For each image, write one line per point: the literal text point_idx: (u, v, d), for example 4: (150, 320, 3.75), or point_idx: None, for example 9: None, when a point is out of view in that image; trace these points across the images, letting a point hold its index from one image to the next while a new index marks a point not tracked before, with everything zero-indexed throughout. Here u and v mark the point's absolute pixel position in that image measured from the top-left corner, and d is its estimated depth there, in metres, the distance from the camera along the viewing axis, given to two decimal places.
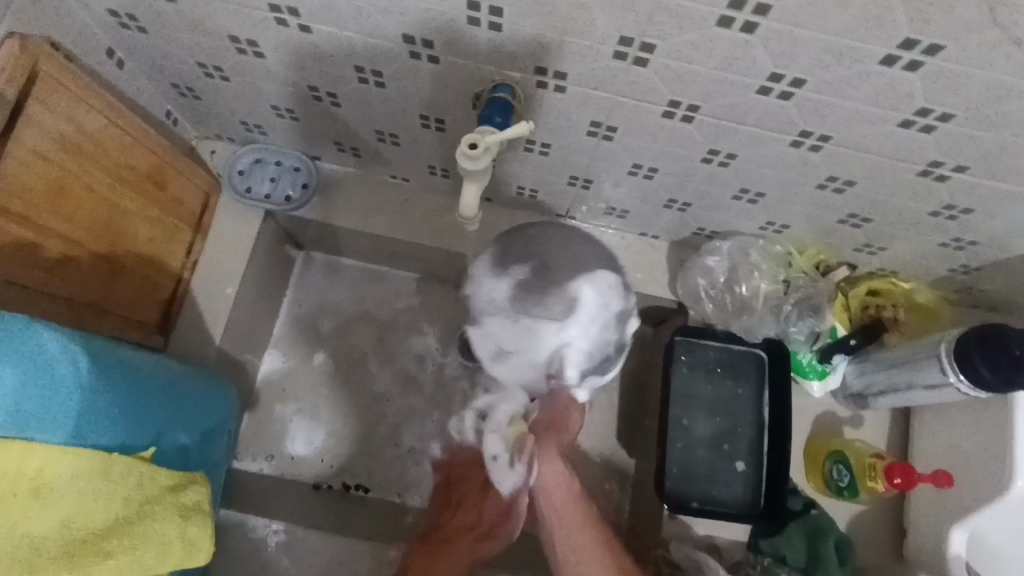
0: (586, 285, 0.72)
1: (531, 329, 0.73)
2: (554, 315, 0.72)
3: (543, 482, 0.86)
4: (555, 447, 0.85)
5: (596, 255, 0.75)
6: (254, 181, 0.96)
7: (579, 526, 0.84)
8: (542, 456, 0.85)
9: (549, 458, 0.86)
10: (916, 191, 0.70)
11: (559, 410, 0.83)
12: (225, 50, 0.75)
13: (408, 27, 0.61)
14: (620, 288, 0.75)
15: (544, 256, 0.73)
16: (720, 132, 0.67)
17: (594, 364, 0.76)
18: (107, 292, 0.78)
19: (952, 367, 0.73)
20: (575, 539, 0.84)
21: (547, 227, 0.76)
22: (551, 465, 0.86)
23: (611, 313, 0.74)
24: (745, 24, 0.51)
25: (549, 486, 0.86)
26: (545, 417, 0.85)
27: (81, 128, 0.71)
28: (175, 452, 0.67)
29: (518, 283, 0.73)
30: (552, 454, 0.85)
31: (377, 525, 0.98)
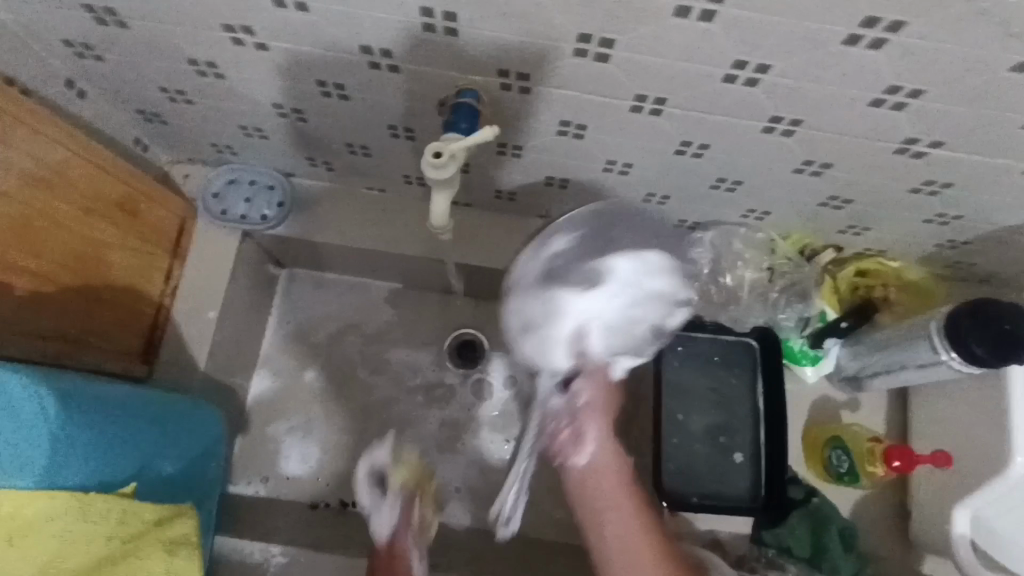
0: (623, 257, 0.66)
1: (558, 300, 0.66)
2: (580, 284, 0.65)
3: (594, 471, 0.71)
4: (600, 426, 0.71)
5: (633, 235, 0.69)
6: (230, 202, 0.96)
7: (628, 511, 0.71)
8: (590, 443, 0.71)
9: (597, 439, 0.72)
10: (895, 170, 0.69)
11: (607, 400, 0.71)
12: (186, 73, 0.74)
13: (365, 39, 0.60)
14: (667, 267, 0.68)
15: (578, 230, 0.69)
16: (691, 123, 0.66)
17: (623, 341, 0.68)
18: (84, 325, 0.77)
19: (943, 345, 0.72)
20: (631, 533, 0.70)
21: (598, 205, 0.71)
22: (601, 449, 0.72)
23: (654, 294, 0.67)
24: (702, 13, 0.50)
25: (602, 476, 0.71)
26: (592, 402, 0.70)
27: (44, 161, 0.70)
28: (161, 484, 0.66)
29: (556, 259, 0.68)
30: (603, 442, 0.72)
31: None
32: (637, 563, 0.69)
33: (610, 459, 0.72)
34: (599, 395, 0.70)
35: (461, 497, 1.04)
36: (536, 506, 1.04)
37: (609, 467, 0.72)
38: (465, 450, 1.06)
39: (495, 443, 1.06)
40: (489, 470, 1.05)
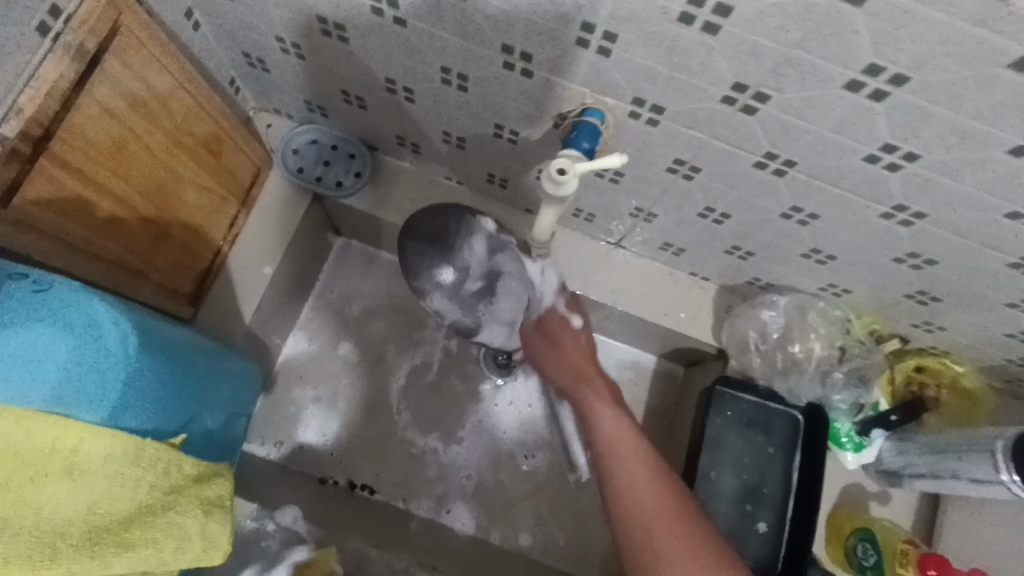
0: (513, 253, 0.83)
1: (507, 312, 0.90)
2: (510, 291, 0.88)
3: (580, 402, 0.86)
4: (572, 360, 0.88)
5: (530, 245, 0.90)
6: (307, 162, 0.95)
7: (620, 443, 0.80)
8: (561, 374, 0.88)
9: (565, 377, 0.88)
10: (999, 281, 0.68)
11: (555, 335, 0.89)
12: (309, 29, 0.72)
13: (510, 38, 0.59)
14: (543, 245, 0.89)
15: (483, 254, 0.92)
16: (811, 191, 0.64)
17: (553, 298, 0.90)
18: (150, 257, 0.76)
19: (1006, 466, 0.71)
20: (628, 465, 0.78)
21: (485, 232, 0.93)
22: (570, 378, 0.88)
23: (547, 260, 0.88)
24: (874, 91, 0.48)
25: (587, 404, 0.85)
26: (556, 342, 0.89)
27: (151, 88, 0.68)
28: (199, 437, 0.65)
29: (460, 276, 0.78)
30: (574, 375, 0.87)
31: (380, 531, 0.95)
32: (627, 470, 0.78)
33: (586, 391, 0.86)
34: (550, 337, 0.89)
35: (470, 503, 1.02)
36: (542, 528, 1.02)
37: (586, 395, 0.85)
38: (482, 456, 1.04)
39: (514, 456, 1.05)
40: (502, 481, 1.03)
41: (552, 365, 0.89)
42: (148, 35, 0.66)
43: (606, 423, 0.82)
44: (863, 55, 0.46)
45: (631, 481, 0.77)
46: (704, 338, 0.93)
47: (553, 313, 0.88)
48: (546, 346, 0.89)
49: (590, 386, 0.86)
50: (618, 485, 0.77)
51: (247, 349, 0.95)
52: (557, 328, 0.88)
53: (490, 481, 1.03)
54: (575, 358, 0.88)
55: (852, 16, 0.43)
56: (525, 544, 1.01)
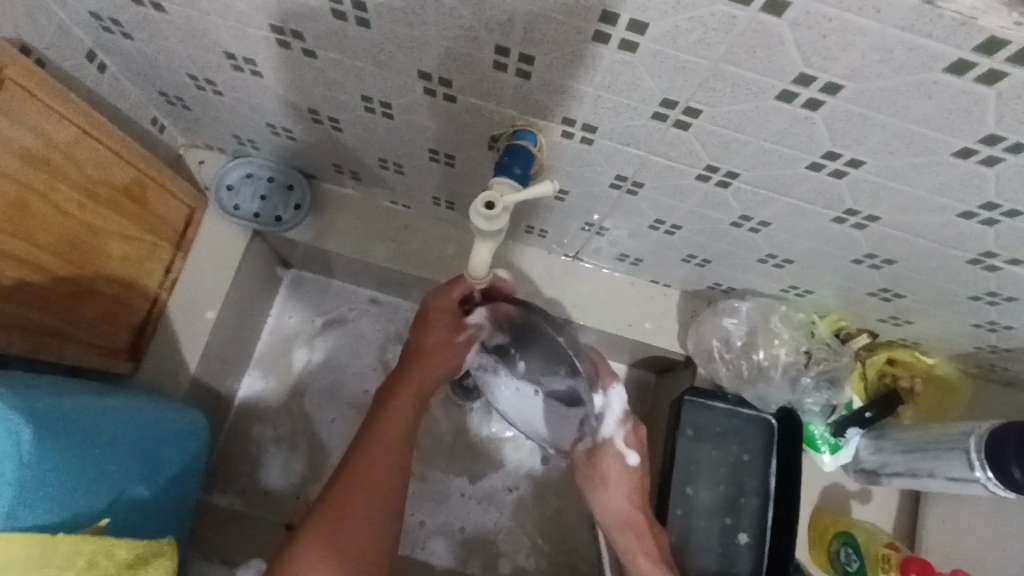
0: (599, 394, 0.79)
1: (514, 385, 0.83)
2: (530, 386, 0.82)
3: (624, 550, 0.79)
4: (618, 495, 0.80)
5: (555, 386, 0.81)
6: (242, 198, 0.89)
7: None
8: (607, 515, 0.81)
9: (608, 508, 0.81)
10: (959, 277, 0.66)
11: (600, 468, 0.80)
12: (221, 65, 0.68)
13: (424, 64, 0.55)
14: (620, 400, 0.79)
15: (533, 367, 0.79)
16: (758, 200, 0.61)
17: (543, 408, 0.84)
18: (74, 318, 0.71)
19: (981, 463, 0.69)
20: None
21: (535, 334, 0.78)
22: (617, 515, 0.80)
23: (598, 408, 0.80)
24: (808, 100, 0.45)
25: (631, 555, 0.78)
26: (604, 473, 0.80)
27: (50, 140, 0.63)
28: (130, 511, 0.61)
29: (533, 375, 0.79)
30: (618, 518, 0.80)
31: None
32: None
33: (633, 540, 0.79)
34: (597, 468, 0.81)
35: (448, 535, 0.99)
36: (522, 553, 0.99)
37: (630, 545, 0.78)
38: (457, 485, 1.00)
39: (489, 482, 1.01)
40: (479, 509, 1.00)
41: (599, 498, 0.81)
42: (35, 82, 0.60)
43: None
44: (792, 66, 0.42)
45: None
46: (671, 348, 0.90)
47: (608, 445, 0.80)
48: (592, 476, 0.82)
49: (638, 526, 0.79)
50: None
51: (195, 397, 0.90)
52: (607, 464, 0.79)
53: (466, 510, 1.00)
54: (623, 498, 0.80)
55: (775, 27, 0.40)
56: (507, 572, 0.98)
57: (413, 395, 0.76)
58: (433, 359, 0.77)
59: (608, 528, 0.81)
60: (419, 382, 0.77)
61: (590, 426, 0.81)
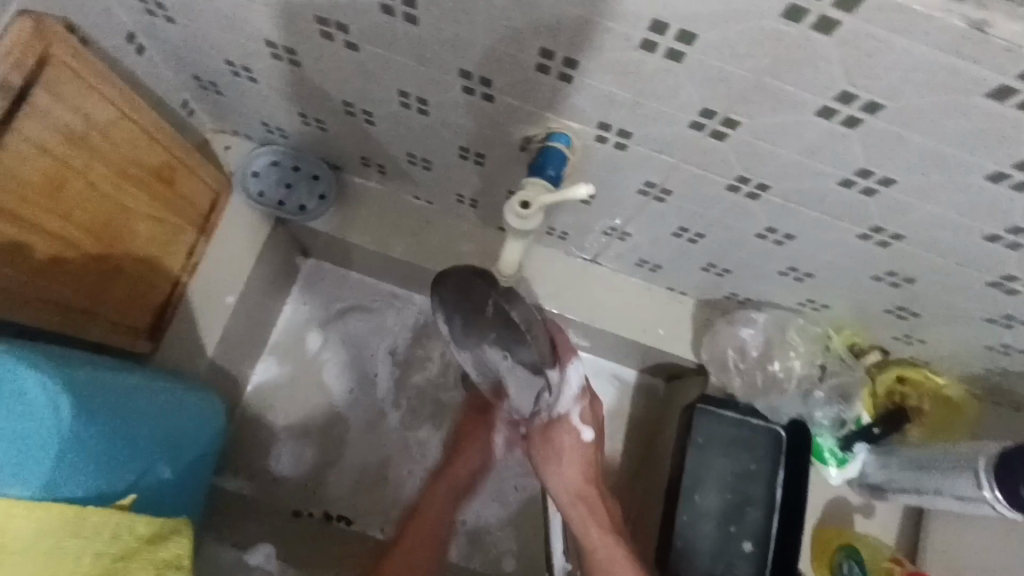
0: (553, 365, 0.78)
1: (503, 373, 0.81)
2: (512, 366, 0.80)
3: (576, 522, 0.85)
4: (573, 471, 0.84)
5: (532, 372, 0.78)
6: (267, 185, 0.90)
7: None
8: (559, 490, 0.85)
9: (561, 483, 0.85)
10: (977, 298, 0.67)
11: (556, 444, 0.84)
12: (260, 53, 0.69)
13: (467, 63, 0.56)
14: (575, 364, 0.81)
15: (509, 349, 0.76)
16: (786, 214, 0.62)
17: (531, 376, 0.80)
18: (102, 296, 0.71)
19: (988, 482, 0.69)
20: None
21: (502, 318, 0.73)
22: (570, 489, 0.85)
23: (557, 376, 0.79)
24: (847, 117, 0.46)
25: (582, 526, 0.85)
26: (561, 448, 0.84)
27: (89, 119, 0.64)
28: (153, 490, 0.62)
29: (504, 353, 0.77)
30: (571, 492, 0.85)
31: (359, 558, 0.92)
32: None
33: (584, 513, 0.85)
34: (552, 444, 0.84)
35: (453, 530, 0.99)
36: (525, 551, 1.00)
37: (583, 518, 0.84)
38: None
39: (496, 479, 1.02)
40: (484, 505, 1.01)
41: (553, 473, 0.85)
42: (79, 61, 0.62)
43: (603, 553, 0.83)
44: (835, 82, 0.43)
45: None
46: (684, 355, 0.91)
47: (564, 421, 0.83)
48: (547, 452, 0.85)
49: (587, 500, 0.85)
50: None
51: (211, 380, 0.91)
52: (563, 439, 0.83)
53: (472, 506, 1.01)
54: (576, 473, 0.84)
55: (823, 44, 0.41)
56: (510, 569, 0.99)
57: (449, 493, 0.96)
58: (462, 452, 0.98)
59: (559, 502, 0.86)
60: (453, 480, 0.96)
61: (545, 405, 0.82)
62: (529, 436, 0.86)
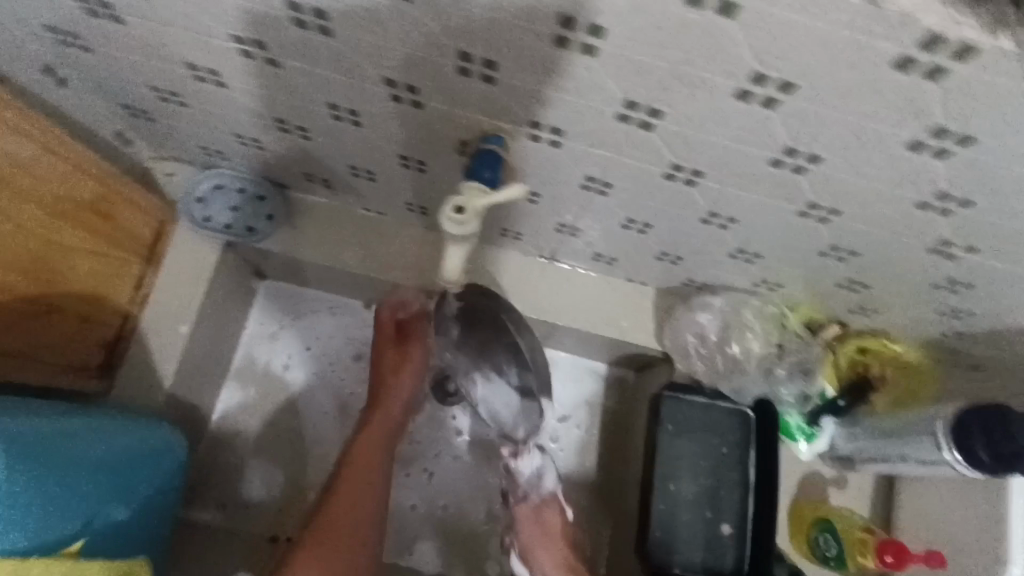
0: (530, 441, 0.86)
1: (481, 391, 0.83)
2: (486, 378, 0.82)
3: None
4: (555, 553, 0.84)
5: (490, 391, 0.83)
6: (214, 210, 0.88)
7: None
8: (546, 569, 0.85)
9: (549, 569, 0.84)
10: (920, 265, 0.67)
11: (544, 523, 0.86)
12: (186, 77, 0.67)
13: (389, 72, 0.55)
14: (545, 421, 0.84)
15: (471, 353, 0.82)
16: (724, 197, 0.62)
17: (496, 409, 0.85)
18: (37, 337, 0.70)
19: (948, 444, 0.70)
20: None
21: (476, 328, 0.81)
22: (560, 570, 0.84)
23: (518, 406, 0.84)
24: (765, 99, 0.46)
25: None
26: (547, 531, 0.85)
27: (11, 157, 0.62)
28: (110, 532, 0.61)
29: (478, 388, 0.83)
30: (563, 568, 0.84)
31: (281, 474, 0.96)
32: None
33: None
34: (540, 524, 0.86)
35: (434, 540, 0.98)
36: (508, 556, 0.99)
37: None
38: (442, 490, 1.00)
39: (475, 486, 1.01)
40: (464, 513, 1.00)
41: (541, 556, 0.85)
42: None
43: None
44: (746, 65, 0.43)
45: None
46: (648, 345, 0.91)
47: (554, 501, 0.87)
48: (539, 536, 0.85)
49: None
50: None
51: (171, 413, 0.89)
52: (552, 518, 0.86)
53: (452, 515, 0.99)
54: (555, 555, 0.84)
55: (729, 29, 0.41)
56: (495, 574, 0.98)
57: (382, 440, 0.85)
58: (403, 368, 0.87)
59: None
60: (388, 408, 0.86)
61: (529, 482, 0.86)
62: (514, 518, 0.87)
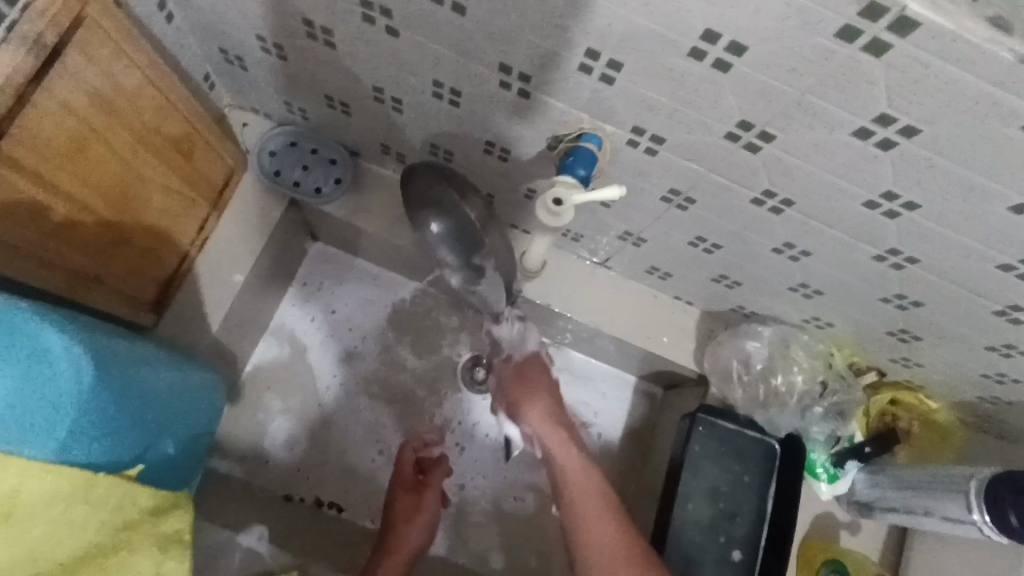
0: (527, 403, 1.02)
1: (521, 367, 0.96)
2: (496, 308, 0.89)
3: (551, 445, 0.86)
4: (543, 406, 0.88)
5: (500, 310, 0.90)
6: (285, 166, 0.90)
7: (600, 503, 0.80)
8: (534, 420, 0.87)
9: (537, 422, 0.87)
10: (980, 325, 0.68)
11: (530, 379, 0.90)
12: (295, 31, 0.68)
13: (508, 57, 0.56)
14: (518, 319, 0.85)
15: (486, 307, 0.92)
16: (806, 230, 0.63)
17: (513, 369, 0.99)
18: (110, 264, 0.70)
19: (978, 505, 0.71)
20: (593, 520, 0.79)
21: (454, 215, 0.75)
22: (545, 424, 0.87)
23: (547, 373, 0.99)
24: (883, 140, 0.48)
25: (558, 449, 0.86)
26: (535, 386, 0.89)
27: (118, 85, 0.64)
28: (159, 463, 0.63)
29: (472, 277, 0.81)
30: (550, 421, 0.87)
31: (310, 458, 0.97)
32: (597, 518, 0.79)
33: (562, 437, 0.86)
34: (525, 382, 0.90)
35: (445, 523, 0.99)
36: (516, 551, 1.00)
37: (560, 440, 0.86)
38: (458, 474, 1.01)
39: (492, 475, 1.02)
40: (477, 501, 1.01)
41: (527, 408, 0.88)
42: (116, 28, 0.61)
43: (580, 487, 0.82)
44: (876, 104, 0.45)
45: (596, 524, 0.78)
46: (686, 363, 0.92)
47: (539, 360, 0.92)
48: (523, 391, 0.89)
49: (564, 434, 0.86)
50: (585, 523, 0.79)
51: (211, 358, 0.90)
52: (539, 376, 0.90)
53: (466, 501, 1.00)
54: (540, 408, 0.88)
55: (871, 67, 0.42)
56: (498, 566, 0.99)
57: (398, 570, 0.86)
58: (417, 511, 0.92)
59: (542, 440, 0.87)
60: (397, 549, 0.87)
61: (513, 343, 0.92)
62: (501, 379, 0.92)
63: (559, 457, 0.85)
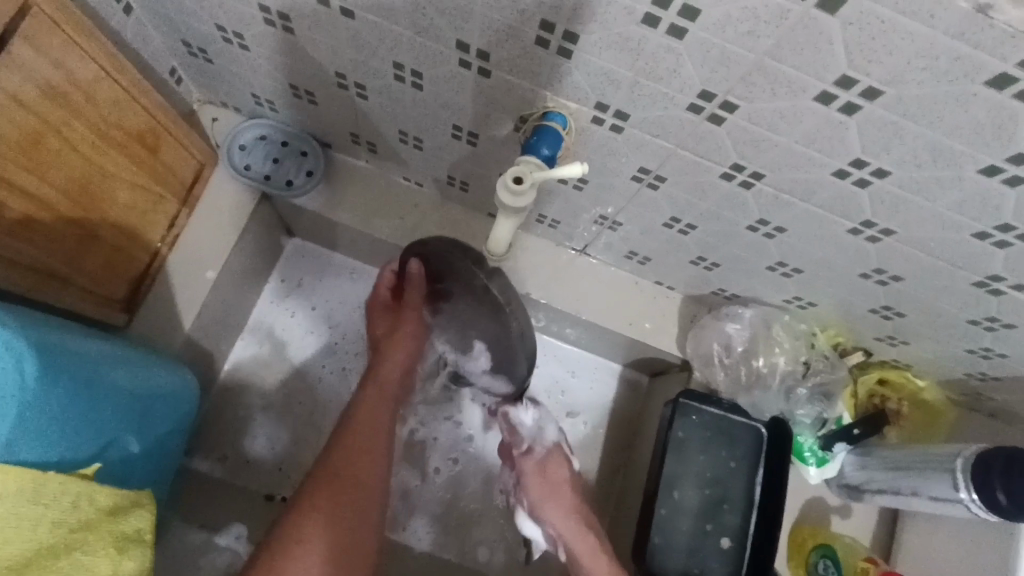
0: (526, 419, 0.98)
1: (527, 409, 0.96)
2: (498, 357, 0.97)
3: (573, 543, 0.85)
4: (565, 504, 0.88)
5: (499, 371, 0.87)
6: (254, 160, 0.89)
7: None
8: (557, 517, 0.87)
9: (558, 518, 0.87)
10: (961, 298, 0.67)
11: (550, 474, 0.90)
12: (254, 19, 0.67)
13: (465, 34, 0.55)
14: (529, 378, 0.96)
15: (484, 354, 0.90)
16: (778, 204, 0.62)
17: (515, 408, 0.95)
18: (73, 262, 0.69)
19: (966, 484, 0.70)
20: None
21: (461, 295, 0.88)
22: (569, 524, 0.87)
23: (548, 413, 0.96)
24: (845, 104, 0.46)
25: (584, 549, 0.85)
26: (555, 479, 0.89)
27: (71, 76, 0.62)
28: (122, 462, 0.62)
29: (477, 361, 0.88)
30: (574, 518, 0.87)
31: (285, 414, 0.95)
32: None
33: (589, 537, 0.85)
34: (547, 476, 0.90)
35: (431, 518, 0.98)
36: (504, 545, 0.98)
37: (588, 540, 0.85)
38: (442, 468, 1.00)
39: (477, 468, 1.00)
40: (463, 495, 0.99)
41: (549, 509, 0.88)
42: (66, 18, 0.59)
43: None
44: (835, 64, 0.43)
45: None
46: (669, 349, 0.91)
47: (559, 452, 0.92)
48: (545, 488, 0.89)
49: (588, 535, 0.85)
50: None
51: (186, 358, 0.88)
52: (559, 469, 0.90)
53: (451, 495, 0.99)
54: (564, 503, 0.88)
55: (826, 26, 0.40)
56: (486, 561, 0.97)
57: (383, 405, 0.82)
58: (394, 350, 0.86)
59: (566, 538, 0.86)
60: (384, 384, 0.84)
61: (531, 433, 0.93)
62: (521, 472, 0.92)
63: (584, 561, 0.83)
